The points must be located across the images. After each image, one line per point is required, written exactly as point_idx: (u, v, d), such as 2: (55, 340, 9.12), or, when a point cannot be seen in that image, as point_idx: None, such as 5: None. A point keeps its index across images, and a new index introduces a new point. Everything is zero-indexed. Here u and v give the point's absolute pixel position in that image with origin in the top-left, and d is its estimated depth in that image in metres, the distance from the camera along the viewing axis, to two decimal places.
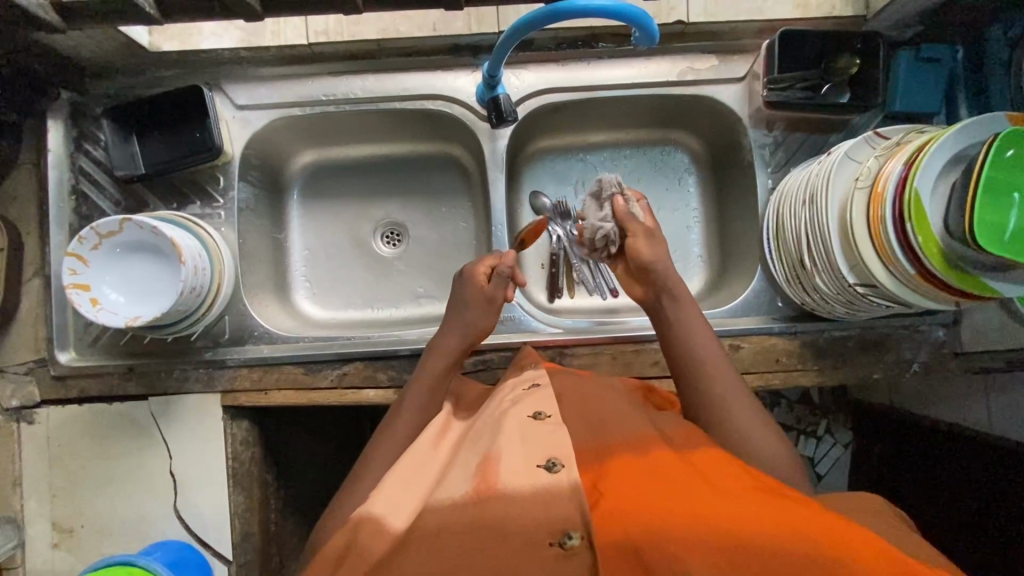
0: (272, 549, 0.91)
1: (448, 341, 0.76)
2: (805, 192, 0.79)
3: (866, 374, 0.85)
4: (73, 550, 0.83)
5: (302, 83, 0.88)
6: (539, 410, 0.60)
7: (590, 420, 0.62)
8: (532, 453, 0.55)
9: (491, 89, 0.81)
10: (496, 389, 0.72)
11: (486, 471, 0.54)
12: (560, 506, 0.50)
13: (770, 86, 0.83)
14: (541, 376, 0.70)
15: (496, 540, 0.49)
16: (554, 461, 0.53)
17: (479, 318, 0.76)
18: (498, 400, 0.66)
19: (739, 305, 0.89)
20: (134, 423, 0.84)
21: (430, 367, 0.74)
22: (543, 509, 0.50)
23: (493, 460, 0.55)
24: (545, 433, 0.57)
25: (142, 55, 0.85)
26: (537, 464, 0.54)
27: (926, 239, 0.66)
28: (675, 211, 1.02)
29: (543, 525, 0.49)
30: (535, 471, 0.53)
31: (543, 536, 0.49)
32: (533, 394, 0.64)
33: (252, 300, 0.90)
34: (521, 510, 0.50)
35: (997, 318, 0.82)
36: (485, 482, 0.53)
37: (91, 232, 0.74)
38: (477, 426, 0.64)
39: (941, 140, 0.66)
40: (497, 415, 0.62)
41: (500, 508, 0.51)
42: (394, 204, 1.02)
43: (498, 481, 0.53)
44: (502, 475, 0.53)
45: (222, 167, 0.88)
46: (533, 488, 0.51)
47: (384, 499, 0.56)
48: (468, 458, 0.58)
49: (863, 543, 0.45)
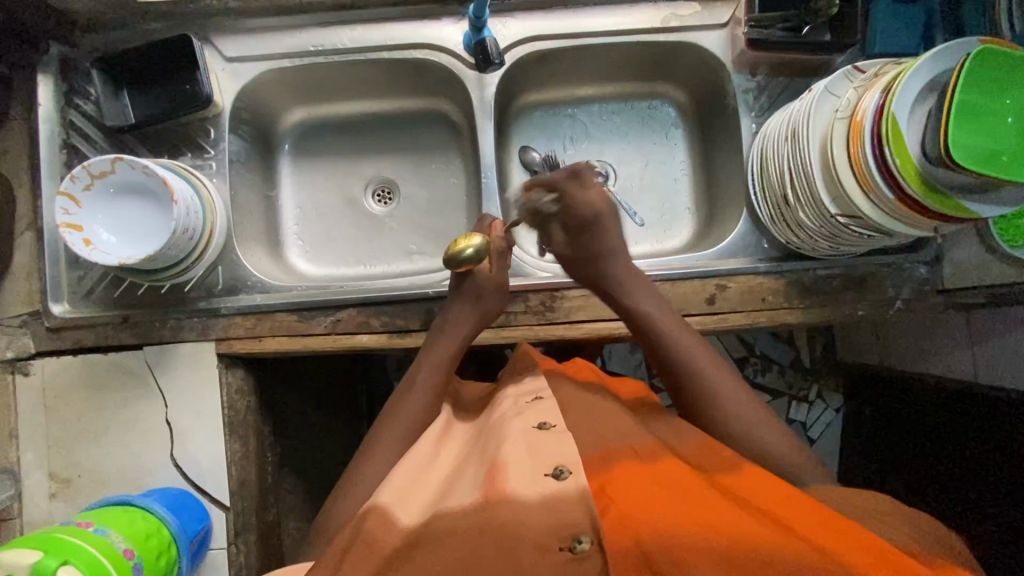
0: (270, 501, 0.91)
1: (458, 329, 0.78)
2: (787, 130, 0.81)
3: (851, 312, 0.87)
4: (70, 500, 0.84)
5: (290, 34, 0.89)
6: (543, 420, 0.60)
7: (596, 429, 0.63)
8: (540, 463, 0.55)
9: (478, 32, 0.83)
10: (500, 397, 0.71)
11: (494, 478, 0.54)
12: (567, 508, 0.50)
13: (752, 24, 0.85)
14: (543, 388, 0.68)
15: (502, 539, 0.49)
16: (562, 469, 0.53)
17: (489, 303, 0.80)
18: (500, 411, 0.66)
19: (726, 247, 0.90)
20: (130, 372, 0.84)
21: (437, 356, 0.76)
22: (551, 513, 0.50)
23: (500, 467, 0.55)
24: (548, 441, 0.57)
25: (130, 6, 0.85)
26: (544, 472, 0.54)
27: (905, 162, 0.67)
28: (663, 165, 1.04)
29: (552, 529, 0.49)
30: (543, 479, 0.53)
31: (552, 540, 0.49)
32: (534, 405, 0.64)
33: (244, 250, 0.90)
34: (528, 513, 0.50)
35: (979, 255, 0.86)
36: (493, 487, 0.53)
37: (83, 171, 0.74)
38: (481, 434, 0.65)
39: (914, 67, 0.68)
40: (501, 424, 0.62)
41: (508, 510, 0.51)
42: (384, 161, 1.03)
43: (508, 488, 0.52)
44: (509, 481, 0.53)
45: (213, 119, 0.89)
46: (541, 495, 0.52)
47: (388, 491, 0.57)
48: (477, 470, 0.58)
49: (875, 556, 0.45)
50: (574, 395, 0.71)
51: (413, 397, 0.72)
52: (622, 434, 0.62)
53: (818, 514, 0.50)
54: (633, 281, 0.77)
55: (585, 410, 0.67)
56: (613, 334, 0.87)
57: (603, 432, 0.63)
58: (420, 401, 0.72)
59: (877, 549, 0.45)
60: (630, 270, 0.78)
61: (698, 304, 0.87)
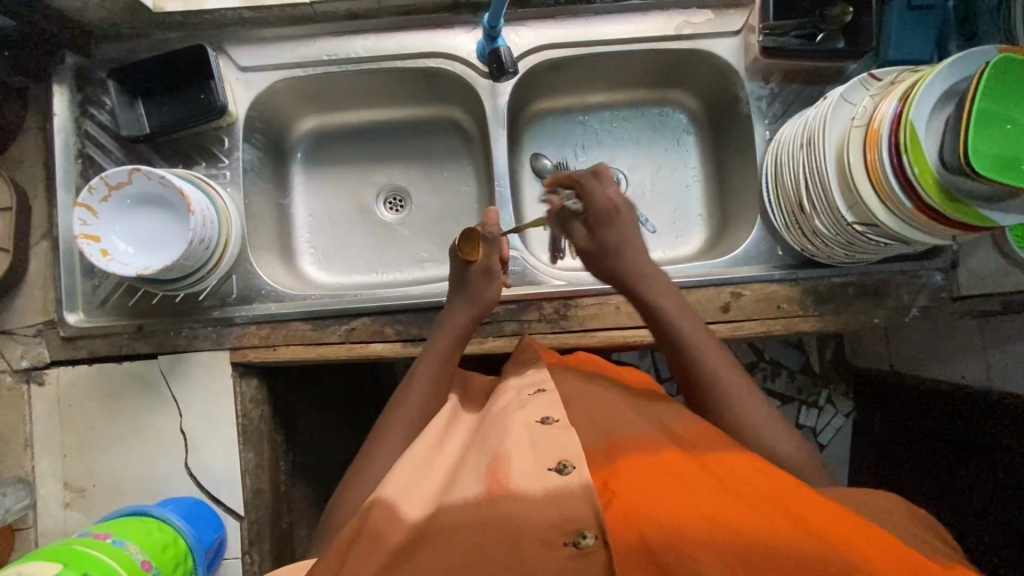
0: (283, 509, 0.91)
1: (454, 320, 0.79)
2: (802, 137, 0.80)
3: (866, 319, 0.86)
4: (85, 510, 0.84)
5: (305, 44, 0.89)
6: (546, 415, 0.60)
7: (600, 424, 0.64)
8: (543, 459, 0.54)
9: (492, 41, 0.83)
10: (502, 389, 0.71)
11: (498, 472, 0.54)
12: (571, 504, 0.50)
13: (766, 31, 0.84)
14: (545, 380, 0.68)
15: (508, 536, 0.49)
16: (565, 464, 0.53)
17: (484, 291, 0.80)
18: (502, 403, 0.67)
19: (739, 255, 0.90)
20: (145, 381, 0.85)
21: (435, 347, 0.77)
22: (554, 507, 0.49)
23: (504, 461, 0.54)
24: (552, 436, 0.57)
25: (145, 17, 0.85)
26: (548, 466, 0.53)
27: (923, 170, 0.67)
28: (674, 171, 1.04)
29: (556, 524, 0.48)
30: (547, 474, 0.53)
31: (556, 535, 0.48)
32: (536, 398, 0.64)
33: (258, 259, 0.90)
34: (532, 508, 0.50)
35: (995, 263, 0.85)
36: (497, 483, 0.53)
37: (101, 182, 0.74)
38: (484, 426, 0.65)
39: (933, 75, 0.68)
40: (504, 418, 0.62)
41: (513, 506, 0.50)
42: (396, 169, 1.03)
43: (511, 482, 0.52)
44: (513, 476, 0.53)
45: (227, 128, 0.89)
46: (545, 489, 0.51)
47: (395, 487, 0.55)
48: (479, 463, 0.57)
49: (886, 556, 0.44)
50: (577, 388, 0.71)
51: (427, 400, 0.73)
52: (624, 430, 0.63)
53: (827, 508, 0.49)
54: (649, 279, 0.76)
55: (588, 405, 0.67)
56: (627, 342, 0.86)
57: (604, 425, 0.63)
58: (420, 395, 0.73)
59: (890, 551, 0.45)
60: (651, 269, 0.77)
61: (712, 312, 0.87)
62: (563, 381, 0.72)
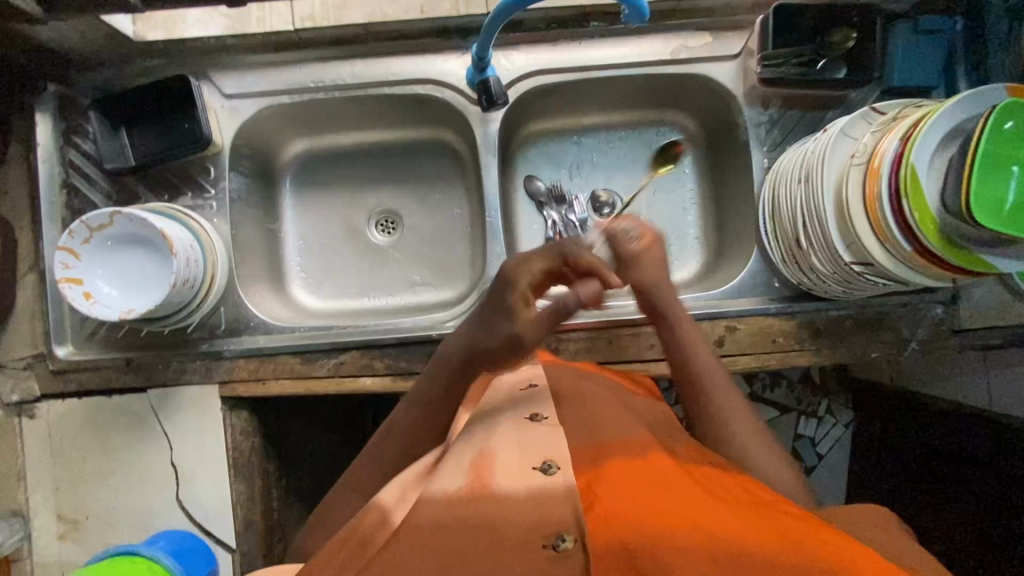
0: (276, 536, 0.91)
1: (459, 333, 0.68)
2: (800, 169, 0.78)
3: (863, 352, 0.85)
4: (79, 542, 0.84)
5: (290, 69, 0.87)
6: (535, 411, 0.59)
7: (588, 422, 0.61)
8: (529, 456, 0.52)
9: (481, 71, 0.81)
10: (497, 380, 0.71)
11: (480, 470, 0.51)
12: (552, 505, 0.47)
13: (765, 62, 0.82)
14: (539, 375, 0.68)
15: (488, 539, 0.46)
16: (550, 463, 0.51)
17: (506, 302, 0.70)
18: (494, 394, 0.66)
19: (735, 286, 0.88)
20: (135, 415, 0.84)
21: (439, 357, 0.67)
22: (536, 509, 0.47)
23: (488, 459, 0.52)
24: (535, 433, 0.55)
25: (127, 44, 0.83)
26: (532, 465, 0.51)
27: (923, 215, 0.64)
28: (672, 193, 1.01)
29: (536, 526, 0.46)
30: (531, 473, 0.50)
31: (535, 537, 0.46)
32: (527, 393, 0.64)
33: (247, 291, 0.89)
34: (516, 510, 0.47)
35: (996, 294, 0.83)
36: (479, 480, 0.50)
37: (81, 225, 0.74)
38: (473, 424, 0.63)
39: (939, 113, 0.65)
40: (493, 412, 0.61)
41: (493, 508, 0.48)
42: (387, 191, 1.01)
43: (493, 481, 0.50)
44: (496, 474, 0.51)
45: (213, 157, 0.87)
46: (529, 489, 0.49)
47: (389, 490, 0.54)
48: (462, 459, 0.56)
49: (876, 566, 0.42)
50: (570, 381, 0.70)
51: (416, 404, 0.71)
52: (615, 427, 0.61)
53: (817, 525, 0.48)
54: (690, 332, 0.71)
55: (579, 399, 0.66)
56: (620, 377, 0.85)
57: (595, 423, 0.61)
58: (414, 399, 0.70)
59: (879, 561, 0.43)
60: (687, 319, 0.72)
61: (707, 346, 0.85)
62: (558, 376, 0.71)
